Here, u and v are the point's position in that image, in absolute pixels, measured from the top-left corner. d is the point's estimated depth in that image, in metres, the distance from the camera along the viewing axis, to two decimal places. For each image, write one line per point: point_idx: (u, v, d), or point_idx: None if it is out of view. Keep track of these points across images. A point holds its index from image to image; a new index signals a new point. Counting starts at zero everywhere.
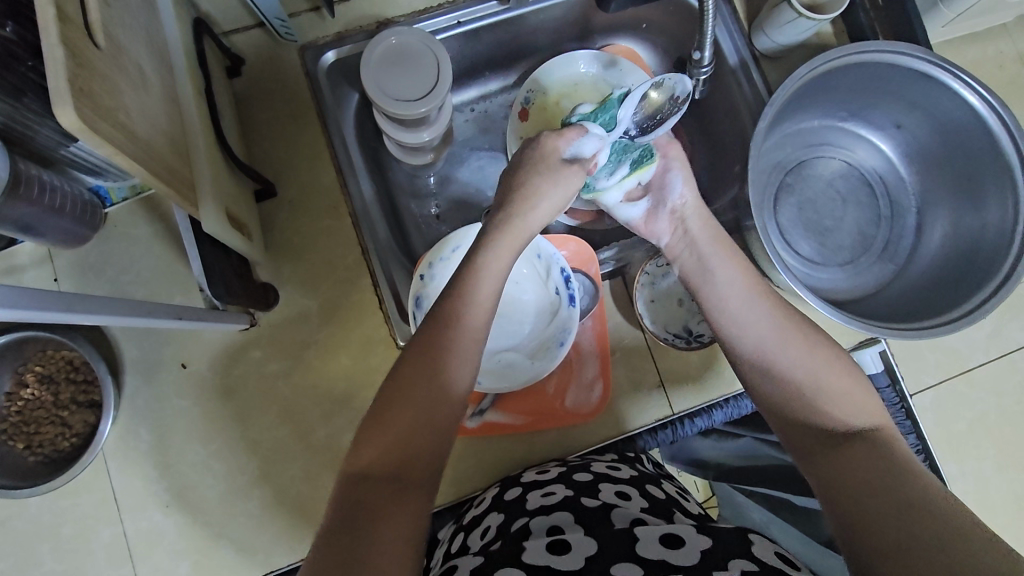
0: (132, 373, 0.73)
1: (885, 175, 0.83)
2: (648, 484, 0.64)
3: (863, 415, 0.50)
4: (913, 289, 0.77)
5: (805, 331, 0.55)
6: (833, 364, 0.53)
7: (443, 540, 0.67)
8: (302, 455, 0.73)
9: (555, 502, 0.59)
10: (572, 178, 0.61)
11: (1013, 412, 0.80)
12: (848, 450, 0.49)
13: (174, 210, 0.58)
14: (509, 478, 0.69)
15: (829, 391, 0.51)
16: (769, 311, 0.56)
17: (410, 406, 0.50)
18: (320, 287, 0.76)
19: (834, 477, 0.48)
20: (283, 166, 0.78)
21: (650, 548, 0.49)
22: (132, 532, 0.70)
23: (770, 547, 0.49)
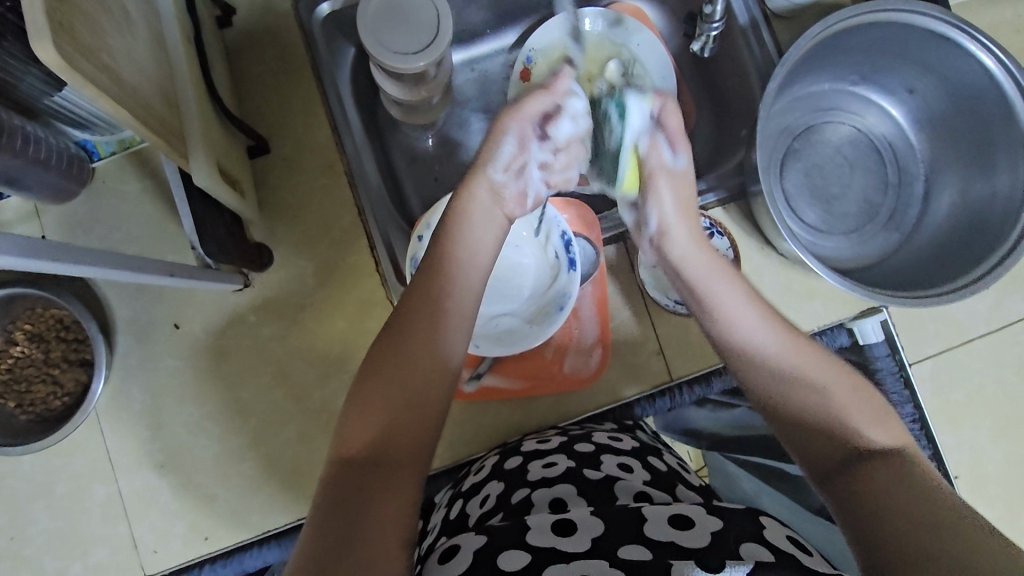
0: (124, 332, 0.71)
1: (894, 142, 0.80)
2: (648, 455, 0.64)
3: (883, 431, 0.52)
4: (919, 258, 0.75)
5: (820, 360, 0.56)
6: (846, 381, 0.55)
7: (440, 505, 0.67)
8: (297, 418, 0.72)
9: (556, 473, 0.59)
10: (507, 145, 0.62)
11: (1010, 383, 0.80)
12: (864, 463, 0.50)
13: (164, 162, 0.56)
14: (509, 447, 0.69)
15: (844, 409, 0.53)
16: (777, 325, 0.59)
17: (388, 384, 0.51)
18: (315, 249, 0.74)
19: (857, 494, 0.48)
20: (276, 123, 0.75)
21: (658, 530, 0.48)
22: (127, 491, 0.70)
23: (780, 532, 0.50)
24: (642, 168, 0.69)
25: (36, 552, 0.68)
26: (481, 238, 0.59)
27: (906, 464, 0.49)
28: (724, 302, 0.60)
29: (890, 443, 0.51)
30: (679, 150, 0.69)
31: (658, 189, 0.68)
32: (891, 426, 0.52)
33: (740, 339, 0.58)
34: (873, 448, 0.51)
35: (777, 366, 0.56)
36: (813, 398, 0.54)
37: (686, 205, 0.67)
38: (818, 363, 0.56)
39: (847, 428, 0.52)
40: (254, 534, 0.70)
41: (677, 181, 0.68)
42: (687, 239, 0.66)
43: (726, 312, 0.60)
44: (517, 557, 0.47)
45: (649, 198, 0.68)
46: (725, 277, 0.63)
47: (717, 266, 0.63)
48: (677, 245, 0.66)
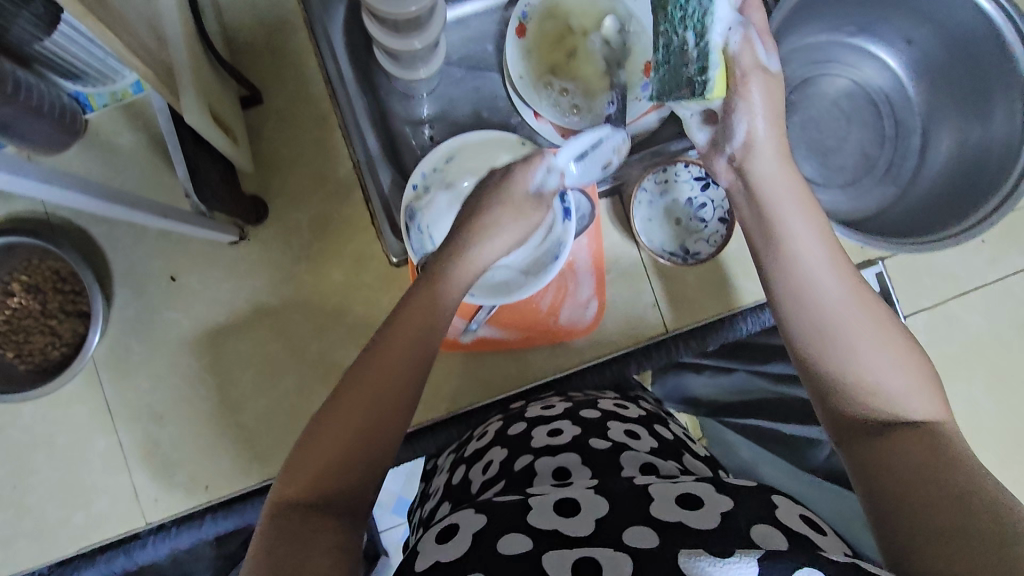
0: (121, 285, 0.72)
1: (891, 94, 0.80)
2: (655, 423, 0.64)
3: (924, 403, 0.46)
4: (916, 208, 0.75)
5: (881, 319, 0.49)
6: (905, 344, 0.48)
7: (443, 469, 0.67)
8: (295, 368, 0.73)
9: (561, 442, 0.58)
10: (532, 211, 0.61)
11: (1004, 334, 0.81)
12: (891, 433, 0.45)
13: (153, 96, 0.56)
14: (513, 413, 0.68)
15: (890, 373, 0.47)
16: (843, 274, 0.51)
17: (347, 414, 0.48)
18: (311, 201, 0.74)
19: (881, 465, 0.44)
20: (270, 75, 0.75)
21: (666, 510, 0.45)
22: (127, 441, 0.70)
23: (792, 511, 0.47)
24: (728, 71, 0.57)
25: (38, 501, 0.69)
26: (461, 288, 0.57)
27: (943, 442, 0.44)
28: (788, 239, 0.53)
29: (928, 417, 0.46)
30: (768, 49, 0.57)
31: (749, 95, 0.57)
32: (936, 396, 0.46)
33: (797, 274, 0.52)
34: (907, 419, 0.46)
35: (830, 313, 0.50)
36: (859, 353, 0.48)
37: (777, 119, 0.58)
38: (876, 321, 0.49)
39: (890, 403, 0.46)
40: (254, 483, 0.71)
41: (771, 89, 0.58)
42: (772, 157, 0.57)
43: (789, 247, 0.53)
44: (517, 538, 0.44)
45: (737, 108, 0.57)
46: (801, 210, 0.55)
47: (794, 194, 0.55)
48: (759, 159, 0.57)
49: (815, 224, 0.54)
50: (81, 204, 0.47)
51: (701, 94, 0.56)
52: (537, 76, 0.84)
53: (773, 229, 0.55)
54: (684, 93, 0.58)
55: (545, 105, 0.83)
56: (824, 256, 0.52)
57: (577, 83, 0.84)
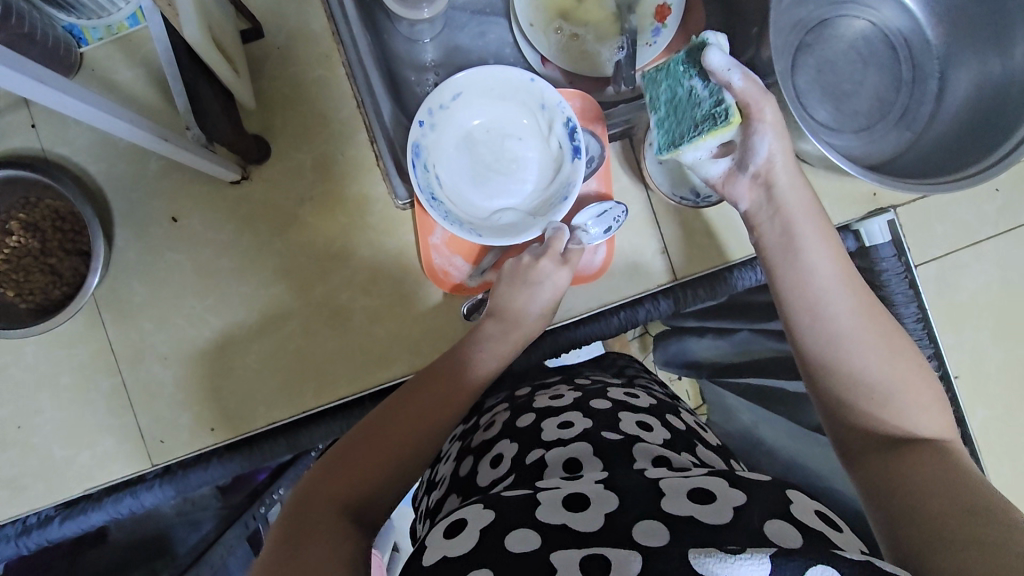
0: (121, 225, 0.70)
1: (910, 37, 0.78)
2: (667, 413, 0.64)
3: (926, 420, 0.49)
4: (931, 152, 0.73)
5: (890, 338, 0.52)
6: (913, 361, 0.52)
7: (449, 457, 0.66)
8: (301, 311, 0.72)
9: (572, 433, 0.57)
10: (547, 293, 0.67)
11: (1013, 284, 0.80)
12: (895, 448, 0.48)
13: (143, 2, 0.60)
14: (520, 400, 0.67)
15: (899, 391, 0.50)
16: (856, 293, 0.54)
17: (372, 442, 0.54)
18: (315, 142, 0.73)
19: (890, 473, 0.46)
20: (270, 10, 0.73)
21: (676, 504, 0.44)
22: (131, 382, 0.70)
23: (809, 507, 0.47)
24: (739, 102, 0.56)
25: (44, 441, 0.69)
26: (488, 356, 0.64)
27: (948, 455, 0.47)
28: (806, 250, 0.56)
29: (933, 434, 0.49)
30: None
31: (763, 116, 0.56)
32: (938, 415, 0.50)
33: (814, 286, 0.55)
34: (911, 432, 0.49)
35: (844, 330, 0.52)
36: (868, 366, 0.51)
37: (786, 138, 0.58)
38: (885, 341, 0.52)
39: (898, 418, 0.49)
40: (259, 427, 0.71)
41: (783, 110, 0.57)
42: (790, 175, 0.58)
43: (806, 259, 0.56)
44: (523, 536, 0.43)
45: (755, 131, 0.57)
46: (815, 230, 0.57)
47: (812, 210, 0.58)
48: (783, 174, 0.58)
49: (830, 239, 0.57)
50: (74, 109, 0.44)
51: (725, 120, 0.55)
52: (547, 21, 0.84)
53: (790, 246, 0.57)
54: (704, 126, 0.56)
55: (553, 50, 0.83)
56: (840, 276, 0.54)
57: (586, 29, 0.85)
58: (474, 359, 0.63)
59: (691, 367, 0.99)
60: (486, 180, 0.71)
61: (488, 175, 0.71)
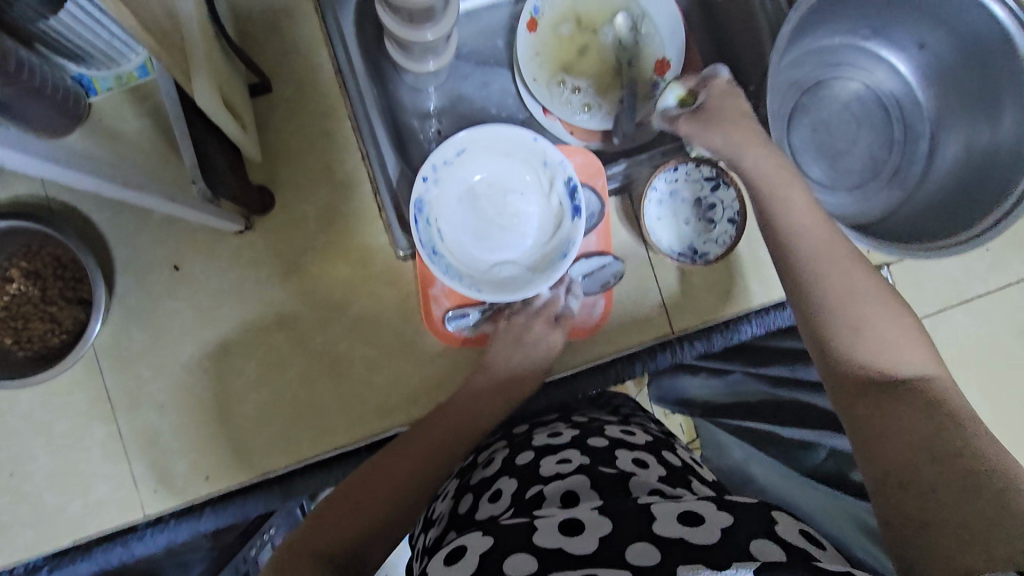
0: (123, 272, 0.71)
1: (902, 99, 0.80)
2: (662, 450, 0.64)
3: (913, 358, 0.53)
4: (922, 212, 0.75)
5: (876, 294, 0.56)
6: (888, 314, 0.55)
7: (447, 493, 0.66)
8: (299, 361, 0.72)
9: (570, 467, 0.58)
10: (541, 347, 0.71)
11: (1003, 342, 0.82)
12: (887, 389, 0.51)
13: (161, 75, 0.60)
14: (519, 439, 0.67)
15: (889, 338, 0.53)
16: (841, 254, 0.58)
17: (357, 495, 0.55)
18: (319, 192, 0.74)
19: (881, 416, 0.50)
20: (279, 62, 0.74)
21: (667, 527, 0.45)
22: (126, 431, 0.69)
23: (794, 526, 0.47)
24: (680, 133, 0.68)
25: (36, 489, 0.68)
26: (474, 414, 0.66)
27: (932, 398, 0.50)
28: (791, 214, 0.60)
29: (919, 372, 0.52)
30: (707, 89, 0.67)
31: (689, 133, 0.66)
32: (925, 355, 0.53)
33: (792, 262, 0.58)
34: (901, 372, 0.52)
35: (830, 285, 0.56)
36: (860, 317, 0.54)
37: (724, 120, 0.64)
38: (871, 296, 0.55)
39: (887, 361, 0.53)
40: (255, 476, 0.70)
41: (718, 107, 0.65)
42: (738, 138, 0.63)
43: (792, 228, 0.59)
44: (521, 563, 0.43)
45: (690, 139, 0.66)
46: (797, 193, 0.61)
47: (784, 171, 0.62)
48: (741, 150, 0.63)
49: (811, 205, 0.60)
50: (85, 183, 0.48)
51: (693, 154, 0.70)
52: (551, 74, 0.87)
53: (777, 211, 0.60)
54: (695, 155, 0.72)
55: (557, 101, 0.86)
56: (822, 238, 0.58)
57: (588, 81, 0.88)
58: (464, 410, 0.66)
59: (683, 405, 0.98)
60: (486, 233, 0.72)
61: (489, 228, 0.72)
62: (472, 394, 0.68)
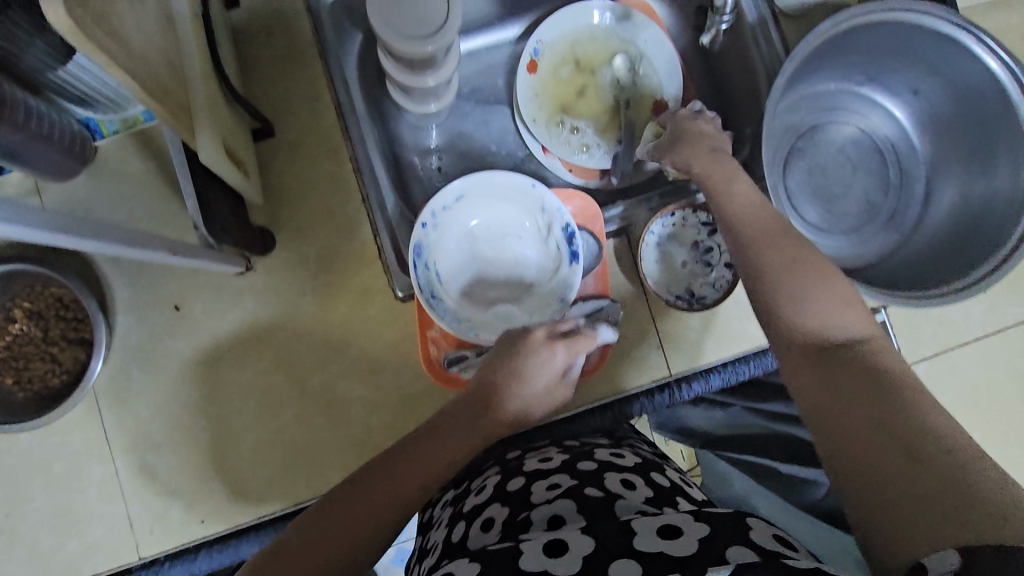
0: (124, 312, 0.71)
1: (897, 144, 0.80)
2: (652, 471, 0.63)
3: (854, 324, 0.50)
4: (918, 258, 0.75)
5: (815, 266, 0.54)
6: (829, 285, 0.53)
7: (440, 523, 0.62)
8: (296, 401, 0.72)
9: (558, 491, 0.57)
10: (551, 358, 0.59)
11: (1001, 385, 0.81)
12: (829, 355, 0.48)
13: (166, 131, 0.58)
14: (510, 464, 0.66)
15: (833, 313, 0.51)
16: (774, 233, 0.56)
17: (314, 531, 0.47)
18: (319, 233, 0.74)
19: (825, 387, 0.47)
20: (283, 105, 0.75)
21: (647, 542, 0.46)
22: (123, 471, 0.70)
23: (767, 532, 0.46)
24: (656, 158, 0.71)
25: (32, 530, 0.68)
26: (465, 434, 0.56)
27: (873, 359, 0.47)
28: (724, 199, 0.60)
29: (860, 335, 0.49)
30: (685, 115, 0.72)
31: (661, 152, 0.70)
32: (863, 320, 0.50)
33: (738, 244, 0.57)
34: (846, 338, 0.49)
35: (764, 261, 0.55)
36: (800, 293, 0.52)
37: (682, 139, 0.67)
38: (810, 269, 0.53)
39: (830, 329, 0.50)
40: (251, 518, 0.70)
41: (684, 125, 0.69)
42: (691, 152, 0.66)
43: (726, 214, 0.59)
44: None
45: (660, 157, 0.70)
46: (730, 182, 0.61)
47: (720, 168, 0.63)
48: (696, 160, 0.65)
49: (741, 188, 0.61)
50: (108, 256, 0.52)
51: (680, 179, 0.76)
52: (550, 115, 0.88)
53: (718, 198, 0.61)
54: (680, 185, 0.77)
55: (556, 140, 0.87)
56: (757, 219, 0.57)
57: (587, 121, 0.89)
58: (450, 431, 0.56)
59: (681, 435, 0.90)
60: (483, 276, 0.73)
61: (486, 271, 0.73)
62: (463, 416, 0.57)
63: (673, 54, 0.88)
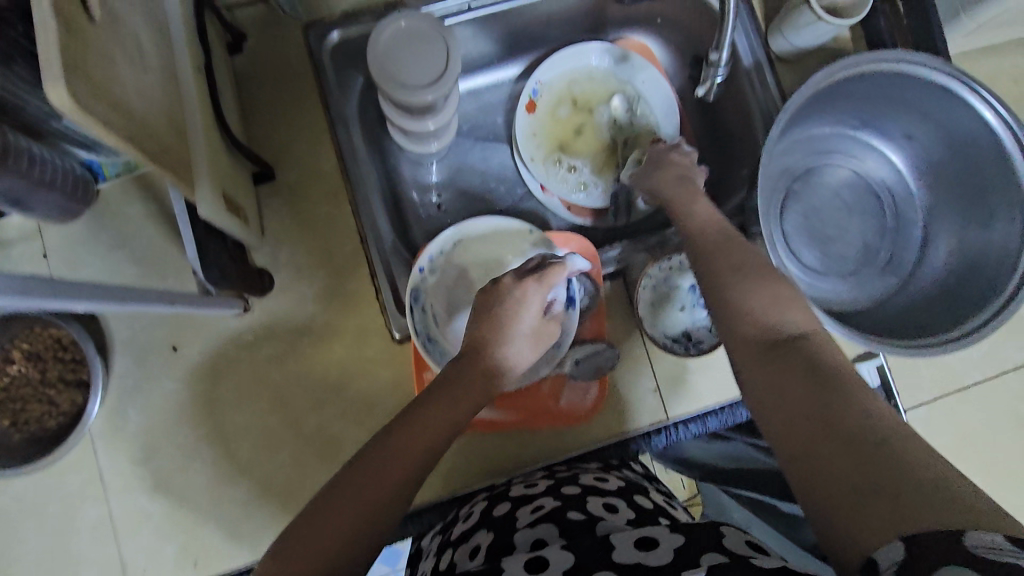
0: (122, 353, 0.72)
1: (894, 188, 0.81)
2: (635, 493, 0.62)
3: (798, 317, 0.52)
4: (914, 304, 0.76)
5: (765, 273, 0.56)
6: (772, 288, 0.54)
7: (428, 552, 0.64)
8: (292, 444, 0.72)
9: (540, 514, 0.57)
10: (529, 296, 0.64)
11: (1002, 430, 0.81)
12: (775, 350, 0.49)
13: (170, 193, 0.56)
14: (498, 492, 0.68)
15: (778, 308, 0.52)
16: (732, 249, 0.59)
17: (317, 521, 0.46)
18: (317, 274, 0.75)
19: (773, 380, 0.47)
20: (284, 147, 0.76)
21: (623, 553, 0.47)
22: (117, 513, 0.69)
23: (741, 538, 0.47)
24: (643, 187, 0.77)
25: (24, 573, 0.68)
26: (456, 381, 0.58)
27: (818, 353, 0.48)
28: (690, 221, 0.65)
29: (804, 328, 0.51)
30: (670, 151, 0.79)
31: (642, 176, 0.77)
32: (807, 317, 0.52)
33: (709, 264, 0.59)
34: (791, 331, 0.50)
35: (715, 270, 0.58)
36: (749, 296, 0.54)
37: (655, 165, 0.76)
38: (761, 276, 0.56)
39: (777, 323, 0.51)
40: (244, 563, 0.70)
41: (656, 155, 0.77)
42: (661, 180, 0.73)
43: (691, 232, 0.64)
44: None
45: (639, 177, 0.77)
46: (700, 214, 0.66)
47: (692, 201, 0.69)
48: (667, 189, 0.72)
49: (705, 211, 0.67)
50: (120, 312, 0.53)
51: None
52: (548, 154, 0.89)
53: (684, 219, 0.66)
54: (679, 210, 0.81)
55: (553, 180, 0.88)
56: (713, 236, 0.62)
57: (584, 160, 0.90)
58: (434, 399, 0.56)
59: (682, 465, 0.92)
60: None
61: None
62: (447, 376, 0.59)
63: (670, 95, 0.89)
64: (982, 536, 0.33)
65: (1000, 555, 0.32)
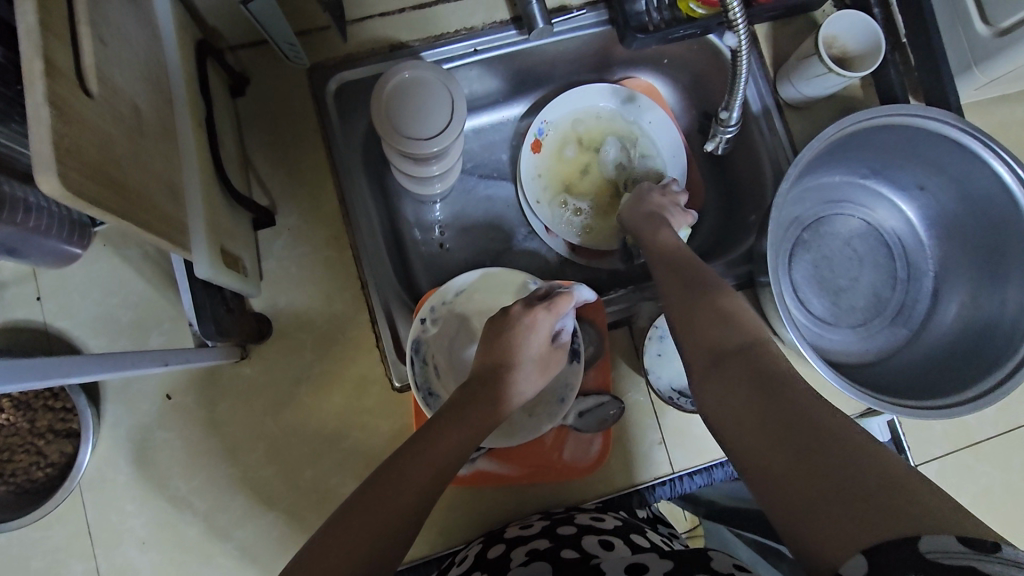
0: (113, 402, 0.70)
1: (905, 238, 0.80)
2: (631, 533, 0.62)
3: (744, 331, 0.55)
4: (926, 358, 0.74)
5: (713, 293, 0.60)
6: (714, 305, 0.59)
7: None
8: (287, 496, 0.70)
9: (534, 554, 0.58)
10: (540, 322, 0.67)
11: (1017, 487, 0.78)
12: (723, 366, 0.53)
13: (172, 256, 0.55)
14: (492, 533, 0.67)
15: (727, 328, 0.56)
16: (690, 274, 0.64)
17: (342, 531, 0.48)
18: (317, 320, 0.73)
19: (727, 398, 0.50)
20: (285, 189, 0.75)
21: None
22: (105, 568, 0.67)
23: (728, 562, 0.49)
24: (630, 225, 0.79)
25: None
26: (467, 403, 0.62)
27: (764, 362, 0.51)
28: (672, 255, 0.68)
29: (753, 340, 0.54)
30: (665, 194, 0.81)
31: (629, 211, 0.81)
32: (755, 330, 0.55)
33: (681, 296, 0.62)
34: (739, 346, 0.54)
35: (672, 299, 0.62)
36: (697, 318, 0.58)
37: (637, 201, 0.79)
38: (709, 297, 0.60)
39: (728, 342, 0.55)
40: None
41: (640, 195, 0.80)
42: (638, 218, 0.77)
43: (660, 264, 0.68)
44: None
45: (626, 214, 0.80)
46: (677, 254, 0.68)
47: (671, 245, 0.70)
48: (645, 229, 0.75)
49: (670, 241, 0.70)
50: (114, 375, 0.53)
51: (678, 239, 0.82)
52: (553, 195, 0.88)
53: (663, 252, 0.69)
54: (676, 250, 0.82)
55: (558, 222, 0.86)
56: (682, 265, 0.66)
57: (589, 202, 0.89)
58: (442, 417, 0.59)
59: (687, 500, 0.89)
60: None
61: None
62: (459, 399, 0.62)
63: (678, 137, 0.88)
64: (936, 541, 0.34)
65: (953, 559, 0.33)
